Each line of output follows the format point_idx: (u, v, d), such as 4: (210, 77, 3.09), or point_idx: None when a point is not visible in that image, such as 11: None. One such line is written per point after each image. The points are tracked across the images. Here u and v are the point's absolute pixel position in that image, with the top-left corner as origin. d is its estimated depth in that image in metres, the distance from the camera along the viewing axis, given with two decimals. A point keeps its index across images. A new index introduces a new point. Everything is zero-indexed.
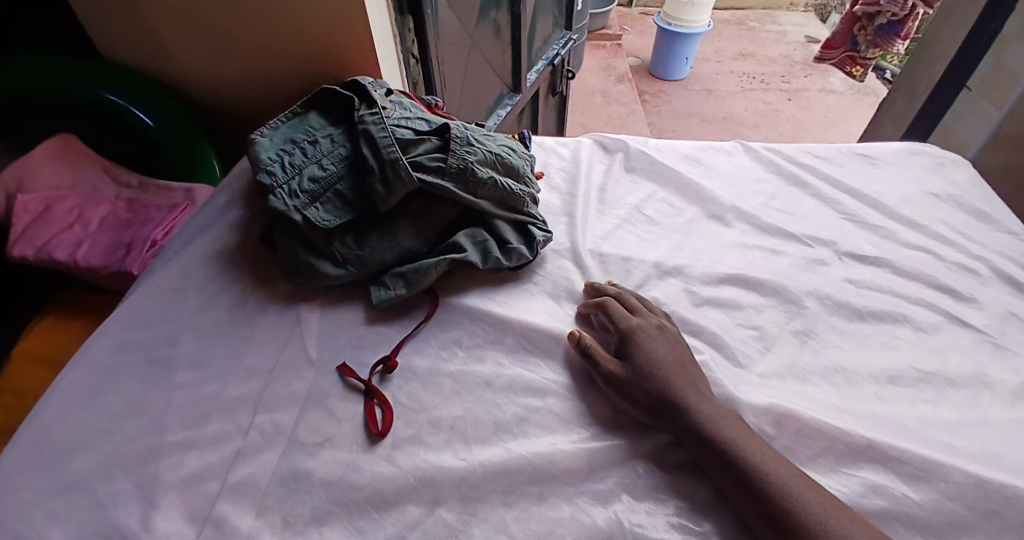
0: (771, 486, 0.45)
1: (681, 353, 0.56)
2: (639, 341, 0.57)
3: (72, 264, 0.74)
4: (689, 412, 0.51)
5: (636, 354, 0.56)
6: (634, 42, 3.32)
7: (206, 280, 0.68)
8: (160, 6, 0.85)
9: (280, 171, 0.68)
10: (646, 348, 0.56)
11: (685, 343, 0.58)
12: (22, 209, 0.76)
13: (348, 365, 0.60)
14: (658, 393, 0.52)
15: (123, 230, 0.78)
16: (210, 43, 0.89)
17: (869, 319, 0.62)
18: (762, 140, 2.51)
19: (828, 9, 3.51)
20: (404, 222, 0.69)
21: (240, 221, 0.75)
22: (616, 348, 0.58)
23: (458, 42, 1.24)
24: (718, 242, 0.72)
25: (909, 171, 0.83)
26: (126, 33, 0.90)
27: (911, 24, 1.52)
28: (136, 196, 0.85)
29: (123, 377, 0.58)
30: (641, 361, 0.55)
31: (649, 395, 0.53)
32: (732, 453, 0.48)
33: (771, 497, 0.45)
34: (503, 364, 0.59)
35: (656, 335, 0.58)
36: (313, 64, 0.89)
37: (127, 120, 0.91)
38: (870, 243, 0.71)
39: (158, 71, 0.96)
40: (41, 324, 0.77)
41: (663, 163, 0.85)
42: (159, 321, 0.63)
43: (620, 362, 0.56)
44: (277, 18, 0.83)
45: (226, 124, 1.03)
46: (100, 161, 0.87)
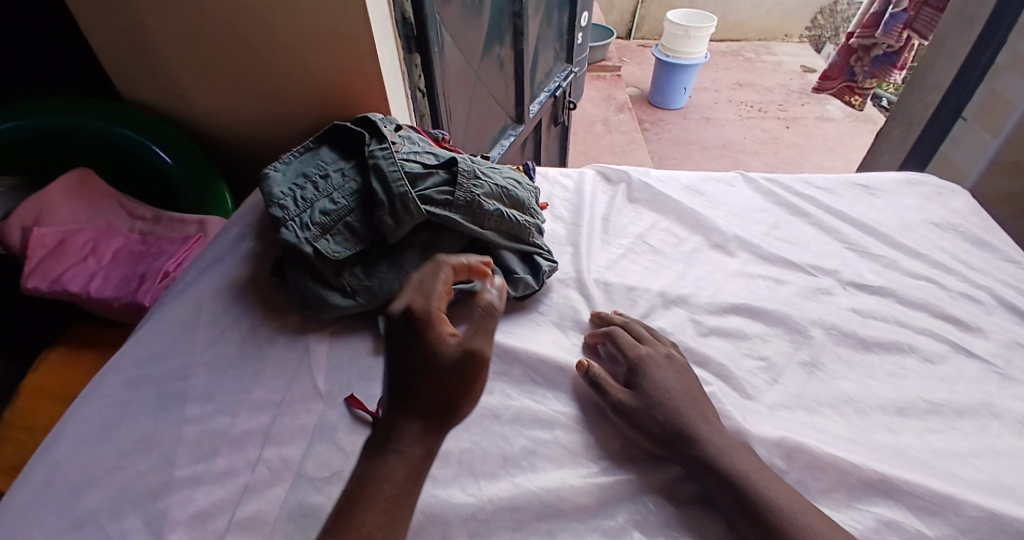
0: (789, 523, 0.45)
1: (690, 383, 0.56)
2: (648, 371, 0.58)
3: (85, 296, 0.75)
4: (701, 444, 0.51)
5: (645, 385, 0.56)
6: (633, 73, 3.41)
7: (218, 313, 0.70)
8: (177, 48, 0.89)
9: (292, 205, 0.69)
10: (655, 378, 0.57)
11: (693, 374, 0.58)
12: (38, 243, 0.78)
13: (357, 398, 0.61)
14: (667, 423, 0.53)
15: (136, 263, 0.80)
16: (224, 81, 0.92)
17: (875, 349, 0.63)
18: (762, 166, 2.54)
19: (822, 40, 3.61)
20: (414, 253, 0.70)
21: (251, 253, 0.77)
22: (624, 378, 0.59)
23: (463, 77, 1.28)
24: (721, 271, 0.73)
25: (908, 199, 0.84)
26: (144, 75, 0.94)
27: (907, 55, 1.56)
28: (150, 228, 0.87)
29: (135, 411, 0.59)
30: (651, 391, 0.55)
31: (659, 425, 0.53)
32: (745, 486, 0.47)
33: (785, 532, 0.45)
34: (510, 395, 0.59)
35: (665, 365, 0.58)
36: (324, 99, 0.92)
37: (143, 154, 0.94)
38: (872, 272, 0.72)
39: (174, 110, 0.99)
40: (52, 357, 0.78)
41: (665, 193, 0.86)
42: (171, 355, 0.64)
43: (629, 391, 0.56)
44: (292, 54, 0.87)
45: (237, 158, 1.05)
46: (117, 196, 0.89)
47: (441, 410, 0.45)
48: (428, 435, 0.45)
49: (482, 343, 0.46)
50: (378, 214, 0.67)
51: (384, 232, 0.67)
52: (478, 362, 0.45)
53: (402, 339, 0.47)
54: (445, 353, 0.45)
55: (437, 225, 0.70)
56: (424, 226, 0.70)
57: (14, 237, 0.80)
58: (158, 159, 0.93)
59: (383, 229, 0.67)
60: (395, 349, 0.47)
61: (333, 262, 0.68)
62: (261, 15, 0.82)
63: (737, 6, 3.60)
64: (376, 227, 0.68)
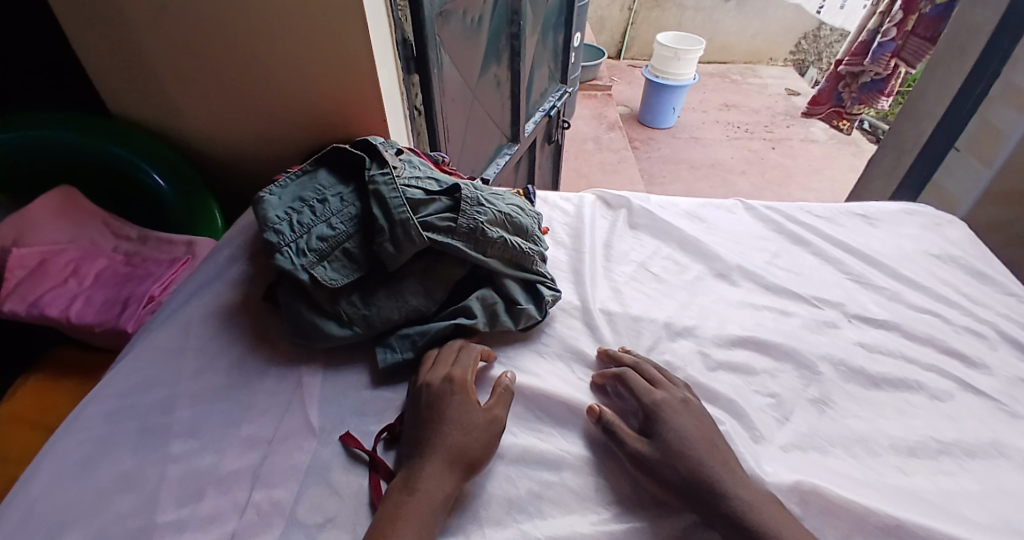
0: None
1: (708, 430, 0.54)
2: (665, 416, 0.55)
3: (64, 321, 0.72)
4: (726, 498, 0.48)
5: (663, 432, 0.54)
6: (623, 93, 3.45)
7: (205, 341, 0.66)
8: (170, 64, 0.86)
9: (288, 230, 0.67)
10: (672, 424, 0.54)
11: (710, 418, 0.56)
12: (17, 264, 0.74)
13: (352, 434, 0.58)
14: (688, 475, 0.50)
15: (120, 286, 0.76)
16: (218, 98, 0.90)
17: (883, 385, 0.62)
18: (750, 186, 2.57)
19: (806, 64, 3.69)
20: (413, 281, 0.67)
21: (242, 276, 0.74)
22: (640, 424, 0.57)
23: (460, 96, 1.27)
24: (725, 301, 0.72)
25: (907, 229, 0.85)
26: (135, 91, 0.91)
27: (894, 83, 1.59)
28: (136, 249, 0.84)
29: (115, 447, 0.55)
30: (670, 439, 0.53)
31: (680, 478, 0.51)
32: (768, 538, 0.46)
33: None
34: (513, 433, 0.57)
35: (682, 410, 0.56)
36: (321, 119, 0.90)
37: (131, 172, 0.91)
38: (876, 304, 0.72)
39: (165, 128, 0.96)
40: (26, 385, 0.74)
41: (667, 219, 0.86)
42: (154, 387, 0.61)
43: (646, 439, 0.54)
44: (290, 72, 0.85)
45: (229, 177, 1.02)
46: (101, 215, 0.86)
47: (463, 459, 0.51)
48: (449, 479, 0.50)
49: (502, 412, 0.56)
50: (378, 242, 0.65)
51: (384, 261, 0.65)
52: (497, 425, 0.55)
53: (433, 400, 0.56)
54: (471, 412, 0.55)
55: (438, 252, 0.68)
56: (425, 253, 0.69)
57: None
58: (151, 182, 0.91)
59: (383, 257, 0.65)
60: (427, 407, 0.55)
61: (330, 290, 0.65)
62: (259, 35, 0.81)
63: (724, 29, 3.67)
64: (376, 254, 0.66)
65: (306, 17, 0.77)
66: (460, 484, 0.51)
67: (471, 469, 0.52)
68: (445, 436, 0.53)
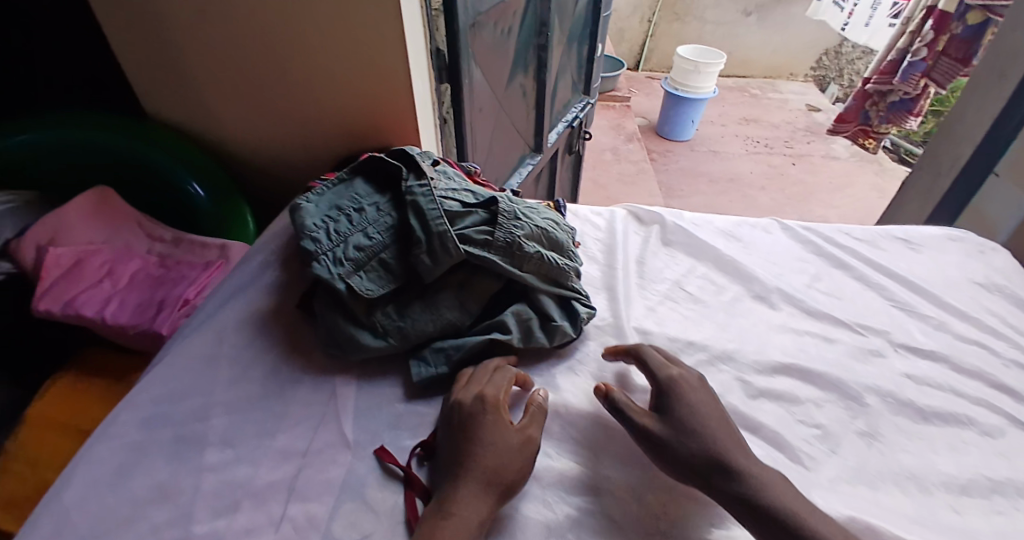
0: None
1: (720, 409, 0.55)
2: (681, 393, 0.56)
3: (99, 322, 0.72)
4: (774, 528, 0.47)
5: (677, 408, 0.54)
6: (642, 104, 3.44)
7: (239, 348, 0.66)
8: (210, 69, 0.87)
9: (325, 239, 0.67)
10: (688, 401, 0.55)
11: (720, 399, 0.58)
12: (53, 263, 0.74)
13: (387, 449, 0.58)
14: (705, 454, 0.51)
15: (155, 288, 0.76)
16: (255, 103, 0.90)
17: (932, 420, 0.60)
18: (770, 201, 2.54)
19: (828, 80, 3.66)
20: (449, 294, 0.67)
21: (276, 283, 0.74)
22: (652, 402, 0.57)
23: (488, 106, 1.27)
24: (765, 324, 0.71)
25: (949, 256, 0.83)
26: (173, 94, 0.92)
27: (923, 103, 1.56)
28: (169, 251, 0.84)
29: (151, 455, 0.55)
30: (684, 414, 0.54)
31: (695, 456, 0.51)
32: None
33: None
34: (549, 455, 0.56)
35: (697, 387, 0.57)
36: (354, 127, 0.90)
37: (166, 175, 0.91)
38: (922, 333, 0.70)
39: (200, 131, 0.97)
40: (58, 385, 0.74)
41: (702, 237, 0.84)
42: (189, 393, 0.61)
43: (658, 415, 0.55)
44: (329, 81, 0.85)
45: (260, 181, 1.03)
46: (136, 217, 0.87)
47: (497, 482, 0.50)
48: (483, 503, 0.49)
49: (534, 431, 0.55)
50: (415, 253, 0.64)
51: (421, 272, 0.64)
52: (530, 446, 0.54)
53: (466, 420, 0.55)
54: (501, 432, 0.54)
55: (474, 265, 0.67)
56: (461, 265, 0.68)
57: (27, 257, 0.77)
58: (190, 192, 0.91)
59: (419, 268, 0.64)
60: (461, 427, 0.54)
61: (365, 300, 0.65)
62: (297, 43, 0.81)
63: (745, 44, 3.65)
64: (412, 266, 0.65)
65: (346, 26, 0.77)
66: (494, 507, 0.49)
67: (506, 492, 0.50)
68: (478, 459, 0.51)
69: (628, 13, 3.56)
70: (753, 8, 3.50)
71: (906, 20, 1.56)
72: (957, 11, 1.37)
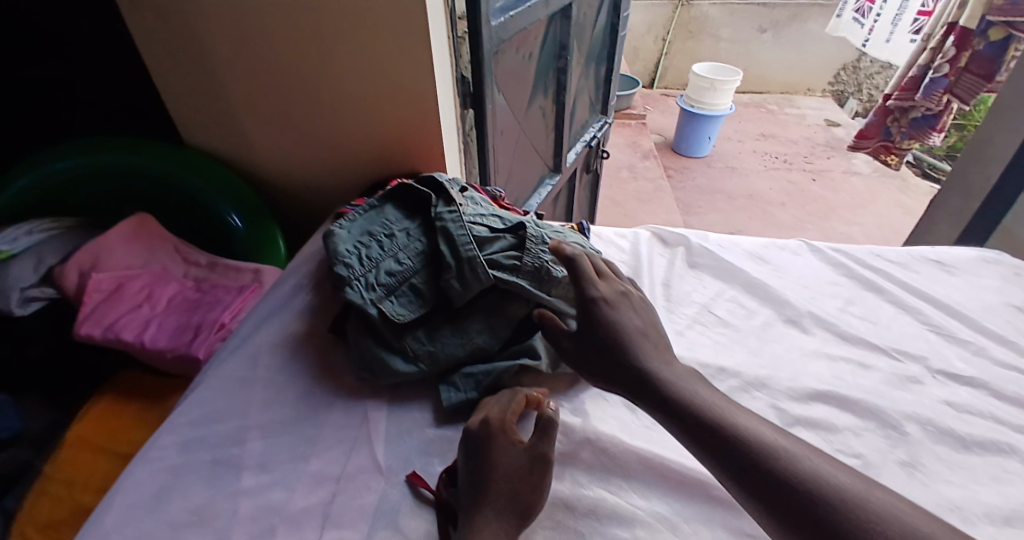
0: (756, 434, 0.44)
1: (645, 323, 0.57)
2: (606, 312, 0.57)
3: (138, 345, 0.74)
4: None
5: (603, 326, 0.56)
6: (658, 122, 3.45)
7: (273, 372, 0.67)
8: (247, 99, 0.91)
9: (357, 264, 0.68)
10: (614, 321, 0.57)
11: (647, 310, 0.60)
12: (95, 288, 0.77)
13: (419, 474, 0.58)
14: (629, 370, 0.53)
15: (191, 312, 0.79)
16: (288, 131, 0.94)
17: (975, 449, 0.58)
18: (790, 218, 2.51)
19: (847, 95, 3.63)
20: (478, 318, 0.67)
21: (308, 306, 0.75)
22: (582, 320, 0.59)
23: (510, 129, 1.29)
24: (798, 350, 0.70)
25: (986, 280, 0.81)
26: (210, 123, 0.96)
27: (946, 119, 1.53)
28: (205, 275, 0.87)
29: (188, 478, 0.56)
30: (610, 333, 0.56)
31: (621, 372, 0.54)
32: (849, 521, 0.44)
33: (769, 456, 0.42)
34: (581, 483, 0.56)
35: (621, 305, 0.58)
36: (382, 153, 0.93)
37: (202, 200, 0.95)
38: (960, 359, 0.68)
39: (235, 157, 1.00)
40: (97, 406, 0.76)
41: (730, 260, 0.84)
42: (225, 417, 0.62)
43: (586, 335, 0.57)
44: (359, 109, 0.88)
45: (289, 205, 1.06)
46: (172, 241, 0.90)
47: (515, 506, 0.51)
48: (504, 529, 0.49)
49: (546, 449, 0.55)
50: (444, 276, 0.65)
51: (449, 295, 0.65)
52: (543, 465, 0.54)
53: (481, 445, 0.55)
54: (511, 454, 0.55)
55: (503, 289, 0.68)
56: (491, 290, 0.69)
57: (70, 282, 0.79)
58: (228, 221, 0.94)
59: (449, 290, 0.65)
60: (474, 451, 0.55)
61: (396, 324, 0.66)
62: (329, 73, 0.84)
63: (761, 61, 3.65)
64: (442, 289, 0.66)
65: (376, 57, 0.80)
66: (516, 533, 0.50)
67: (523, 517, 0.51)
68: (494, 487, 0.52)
69: (642, 33, 3.60)
70: (768, 26, 3.51)
71: (926, 36, 1.55)
72: (978, 27, 1.36)
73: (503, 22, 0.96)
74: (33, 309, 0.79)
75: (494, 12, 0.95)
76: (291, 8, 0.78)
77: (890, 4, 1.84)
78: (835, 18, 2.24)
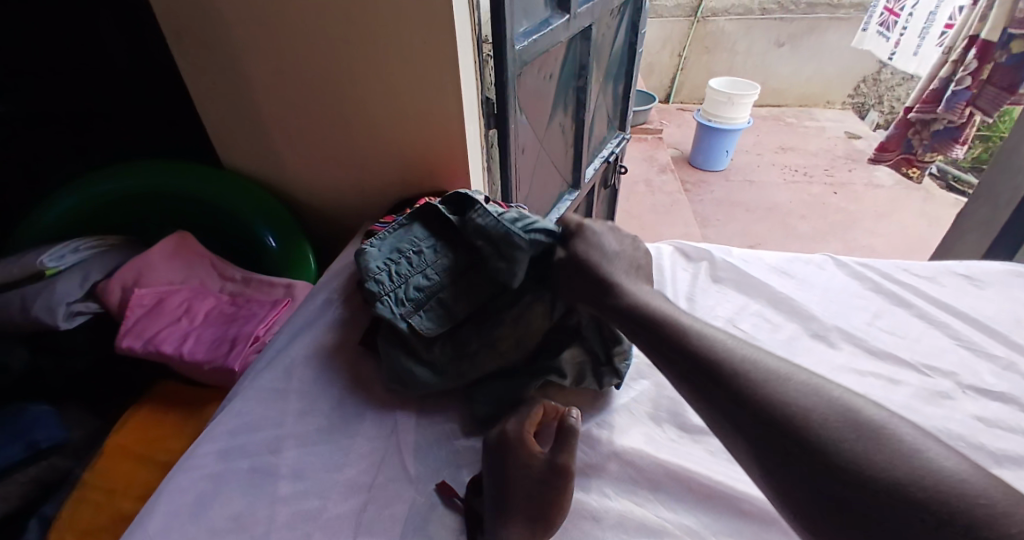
0: (701, 334, 0.53)
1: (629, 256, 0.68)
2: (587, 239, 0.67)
3: (177, 357, 0.77)
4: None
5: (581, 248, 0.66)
6: (674, 136, 3.46)
7: (307, 383, 0.69)
8: (282, 123, 0.95)
9: (387, 280, 0.70)
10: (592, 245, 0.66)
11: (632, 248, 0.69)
12: (138, 302, 0.81)
13: (448, 484, 0.60)
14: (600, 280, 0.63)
15: (227, 325, 0.82)
16: (319, 153, 0.98)
17: (1007, 464, 0.58)
18: (811, 231, 2.48)
19: (867, 106, 3.59)
20: (513, 320, 0.67)
21: (339, 320, 0.78)
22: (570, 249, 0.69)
23: (530, 146, 1.31)
24: (826, 364, 0.70)
25: (1017, 293, 0.80)
26: (246, 145, 1.00)
27: (969, 131, 1.52)
28: (239, 290, 0.90)
29: (227, 485, 0.58)
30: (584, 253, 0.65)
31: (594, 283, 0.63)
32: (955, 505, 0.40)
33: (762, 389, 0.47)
34: (609, 494, 0.56)
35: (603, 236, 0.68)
36: (408, 171, 0.96)
37: (237, 218, 0.99)
38: (992, 374, 0.68)
39: (268, 177, 1.05)
40: (136, 416, 0.79)
41: (753, 274, 0.84)
42: (261, 426, 0.64)
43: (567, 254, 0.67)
44: (388, 132, 0.92)
45: (318, 223, 1.09)
46: (209, 257, 0.93)
47: (540, 516, 0.52)
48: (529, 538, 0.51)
49: (567, 458, 0.55)
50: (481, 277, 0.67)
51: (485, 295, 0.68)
52: (565, 475, 0.54)
53: (502, 453, 0.56)
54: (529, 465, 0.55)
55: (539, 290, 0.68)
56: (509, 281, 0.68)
57: (114, 296, 0.83)
58: (262, 239, 0.98)
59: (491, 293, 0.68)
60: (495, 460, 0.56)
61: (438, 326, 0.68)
62: (359, 96, 0.88)
63: (778, 74, 3.65)
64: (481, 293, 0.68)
65: (404, 80, 0.84)
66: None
67: (545, 526, 0.52)
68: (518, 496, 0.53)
69: (657, 48, 3.63)
70: (785, 39, 3.51)
71: (947, 48, 1.54)
72: (1000, 40, 1.35)
73: (526, 45, 0.99)
74: (78, 322, 0.81)
75: (518, 36, 0.98)
76: (325, 36, 0.82)
77: (916, 17, 1.83)
78: (861, 31, 2.24)
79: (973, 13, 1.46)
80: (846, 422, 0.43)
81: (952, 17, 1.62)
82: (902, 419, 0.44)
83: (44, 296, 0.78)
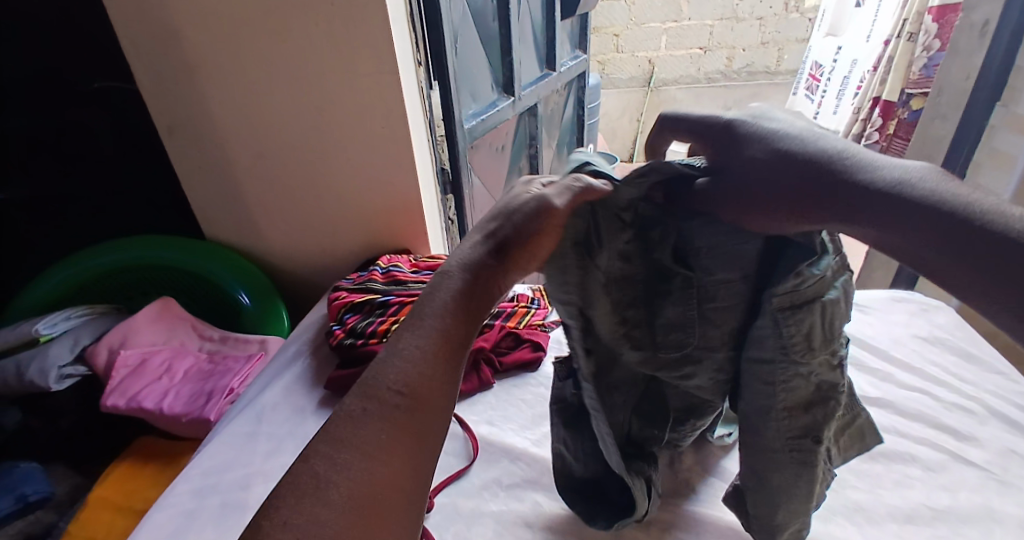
0: (901, 186, 0.36)
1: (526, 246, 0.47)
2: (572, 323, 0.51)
3: (157, 411, 0.85)
4: (879, 187, 0.37)
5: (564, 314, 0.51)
6: None
7: (274, 426, 0.77)
8: (259, 200, 1.08)
9: (353, 339, 0.86)
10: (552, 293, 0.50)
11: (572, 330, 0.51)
12: (122, 364, 0.89)
13: None
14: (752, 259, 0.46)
15: (205, 381, 0.90)
16: (294, 223, 1.10)
17: (880, 458, 0.68)
18: None
19: None
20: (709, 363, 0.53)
21: (307, 369, 0.88)
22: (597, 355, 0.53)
23: None
24: None
25: (895, 317, 0.94)
26: (227, 221, 1.13)
27: None
28: (216, 348, 0.99)
29: (201, 519, 0.64)
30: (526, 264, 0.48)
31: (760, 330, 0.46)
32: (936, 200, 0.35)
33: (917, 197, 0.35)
34: (541, 502, 0.65)
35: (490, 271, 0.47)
36: (373, 235, 1.09)
37: (217, 285, 1.10)
38: (871, 385, 0.80)
39: (248, 247, 1.16)
40: (116, 471, 0.84)
41: None
42: (234, 466, 0.71)
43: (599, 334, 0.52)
44: (352, 203, 1.05)
45: (293, 285, 1.20)
46: (189, 320, 1.03)
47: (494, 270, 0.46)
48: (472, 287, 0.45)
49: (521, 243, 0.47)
50: (770, 428, 0.49)
51: (790, 402, 0.48)
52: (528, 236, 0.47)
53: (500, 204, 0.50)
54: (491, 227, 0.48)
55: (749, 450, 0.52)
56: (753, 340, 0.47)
57: (100, 359, 0.92)
58: (239, 300, 1.09)
59: (768, 327, 0.45)
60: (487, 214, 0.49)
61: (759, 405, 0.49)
62: (331, 178, 1.02)
63: None
64: (769, 373, 0.47)
65: (370, 160, 0.98)
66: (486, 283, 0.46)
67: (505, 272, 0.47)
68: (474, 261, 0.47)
69: None
70: None
71: (856, 108, 1.73)
72: (900, 99, 1.57)
73: (475, 125, 1.12)
74: (66, 384, 0.89)
75: (445, 113, 1.03)
76: (299, 128, 0.97)
77: (833, 82, 1.89)
78: (793, 94, 2.25)
79: (871, 78, 1.67)
80: (910, 192, 0.36)
81: (861, 80, 1.71)
82: (938, 186, 0.36)
83: (39, 360, 0.87)
